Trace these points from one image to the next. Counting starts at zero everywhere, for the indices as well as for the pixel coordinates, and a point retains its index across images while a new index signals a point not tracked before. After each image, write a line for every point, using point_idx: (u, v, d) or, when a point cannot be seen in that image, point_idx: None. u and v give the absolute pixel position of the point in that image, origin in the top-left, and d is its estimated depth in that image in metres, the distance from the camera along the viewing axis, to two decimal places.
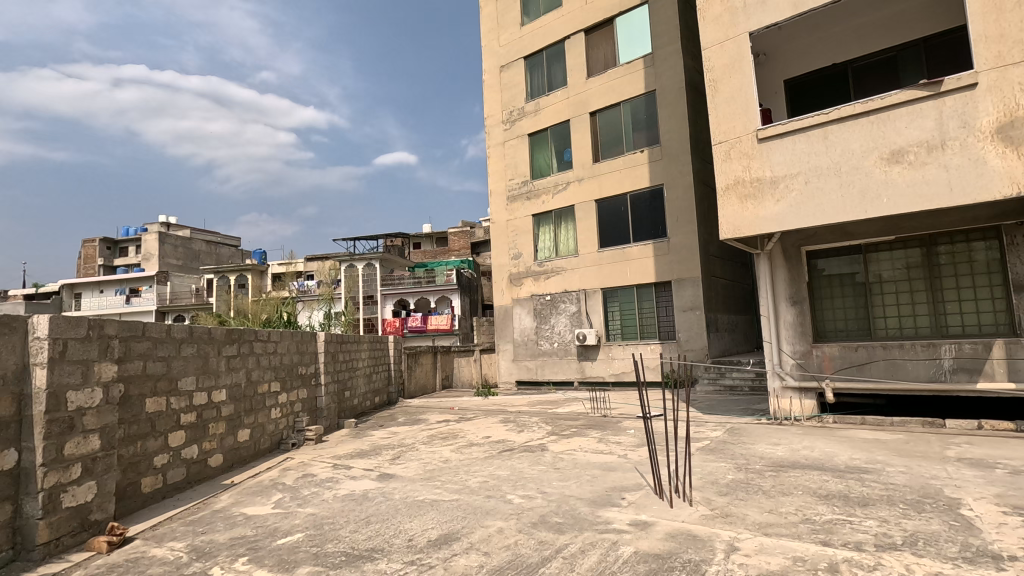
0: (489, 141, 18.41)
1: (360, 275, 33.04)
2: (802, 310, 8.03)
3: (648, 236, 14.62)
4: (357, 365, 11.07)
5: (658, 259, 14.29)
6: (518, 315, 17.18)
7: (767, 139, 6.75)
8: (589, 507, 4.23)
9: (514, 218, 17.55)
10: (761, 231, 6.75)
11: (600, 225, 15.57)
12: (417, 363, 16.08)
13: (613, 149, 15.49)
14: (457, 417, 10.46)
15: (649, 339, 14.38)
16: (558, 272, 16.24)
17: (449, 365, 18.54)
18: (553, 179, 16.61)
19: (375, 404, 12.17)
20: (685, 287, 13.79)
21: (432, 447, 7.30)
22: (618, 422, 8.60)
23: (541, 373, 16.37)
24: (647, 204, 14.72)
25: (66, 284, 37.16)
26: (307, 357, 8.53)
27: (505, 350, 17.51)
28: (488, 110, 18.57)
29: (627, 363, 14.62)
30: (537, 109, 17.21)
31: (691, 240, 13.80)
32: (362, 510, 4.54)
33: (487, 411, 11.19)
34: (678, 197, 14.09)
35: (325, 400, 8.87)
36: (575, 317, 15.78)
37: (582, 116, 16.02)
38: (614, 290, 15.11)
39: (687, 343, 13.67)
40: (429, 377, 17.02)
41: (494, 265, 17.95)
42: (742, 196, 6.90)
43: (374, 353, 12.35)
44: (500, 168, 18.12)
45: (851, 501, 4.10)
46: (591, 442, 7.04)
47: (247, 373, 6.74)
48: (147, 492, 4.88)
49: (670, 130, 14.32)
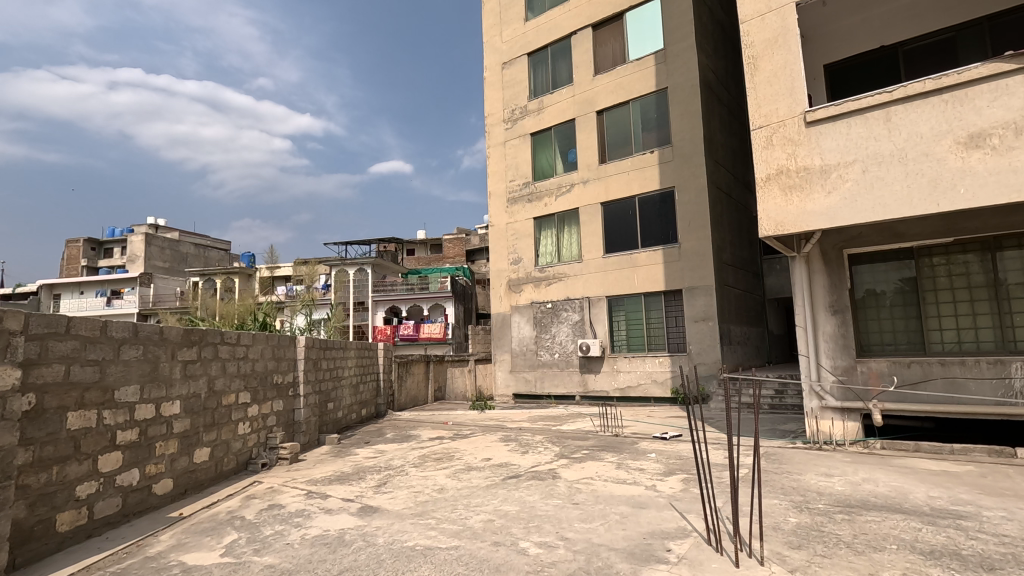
0: (489, 141, 17.58)
1: (351, 281, 32.00)
2: (844, 320, 7.12)
3: (657, 242, 13.77)
4: (342, 375, 10.07)
5: (668, 266, 13.42)
6: (516, 323, 16.23)
7: (816, 122, 5.89)
8: (630, 565, 3.27)
9: (514, 221, 16.67)
10: (808, 227, 5.87)
11: (606, 229, 14.71)
12: (408, 373, 15.07)
13: (621, 150, 14.67)
14: (452, 434, 9.45)
15: (657, 352, 13.45)
16: (560, 279, 15.35)
17: (442, 376, 17.53)
18: (556, 180, 15.77)
19: (361, 417, 11.15)
20: (697, 296, 12.91)
21: (425, 471, 6.32)
22: (634, 444, 7.66)
23: (541, 386, 15.40)
24: (656, 207, 13.88)
25: (46, 284, 35.87)
26: (284, 365, 7.52)
27: (503, 360, 16.51)
28: (488, 109, 17.75)
29: (633, 377, 13.69)
30: (540, 107, 16.40)
31: (704, 247, 12.95)
32: (335, 561, 3.54)
33: (484, 427, 10.19)
34: (690, 201, 13.26)
35: (304, 413, 7.85)
36: (577, 327, 14.86)
37: (589, 115, 15.22)
38: (620, 298, 14.22)
39: (698, 356, 12.77)
40: (421, 388, 15.99)
41: (492, 270, 17.06)
42: (786, 187, 6.03)
43: (361, 361, 11.36)
44: (500, 168, 17.26)
45: (971, 563, 3.17)
46: (609, 468, 6.08)
47: (210, 381, 5.75)
48: (64, 531, 3.87)
49: (682, 130, 13.54)
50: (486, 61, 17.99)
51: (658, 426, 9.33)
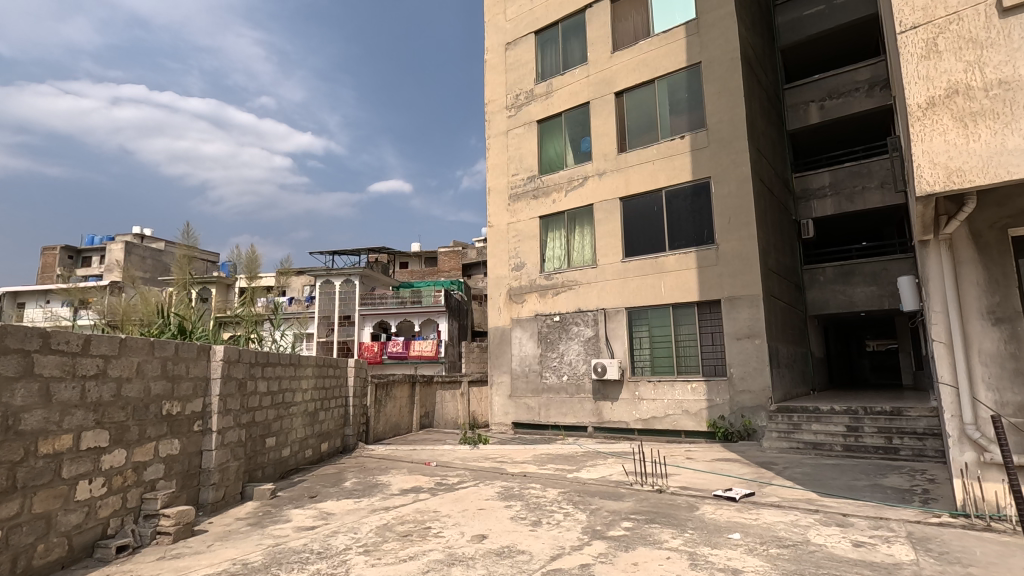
0: (489, 131, 15.44)
1: (337, 293, 29.59)
2: (1013, 334, 4.76)
3: (688, 243, 11.50)
4: (292, 401, 7.69)
5: (703, 272, 11.14)
6: (517, 339, 13.87)
7: (1018, 8, 3.65)
8: None
9: (516, 220, 14.42)
10: (1011, 175, 3.59)
11: (626, 229, 12.46)
12: (387, 396, 12.66)
13: (644, 136, 12.50)
14: (434, 482, 7.08)
15: (689, 376, 11.07)
16: (570, 287, 13.07)
17: (430, 400, 15.11)
18: (567, 173, 13.58)
19: (321, 453, 8.73)
20: (740, 309, 10.62)
21: (379, 565, 3.90)
22: (694, 511, 5.27)
23: (545, 414, 13.01)
24: (687, 203, 11.65)
25: (9, 292, 33.31)
26: (184, 389, 5.11)
27: (500, 383, 14.06)
28: (488, 95, 15.64)
29: (659, 407, 11.28)
30: (548, 91, 14.28)
31: (748, 249, 10.70)
32: None
33: (477, 472, 7.79)
34: (730, 194, 11.06)
35: (216, 458, 5.42)
36: (591, 345, 12.51)
37: (606, 97, 13.08)
38: (643, 310, 11.91)
39: (742, 382, 10.38)
40: (403, 415, 13.53)
41: (490, 277, 14.76)
42: (966, 115, 3.77)
43: (322, 382, 8.95)
44: (501, 161, 15.06)
45: None
46: (680, 567, 3.71)
47: (7, 413, 3.38)
48: None
49: (719, 111, 11.41)
50: (486, 43, 15.95)
51: (710, 476, 6.93)
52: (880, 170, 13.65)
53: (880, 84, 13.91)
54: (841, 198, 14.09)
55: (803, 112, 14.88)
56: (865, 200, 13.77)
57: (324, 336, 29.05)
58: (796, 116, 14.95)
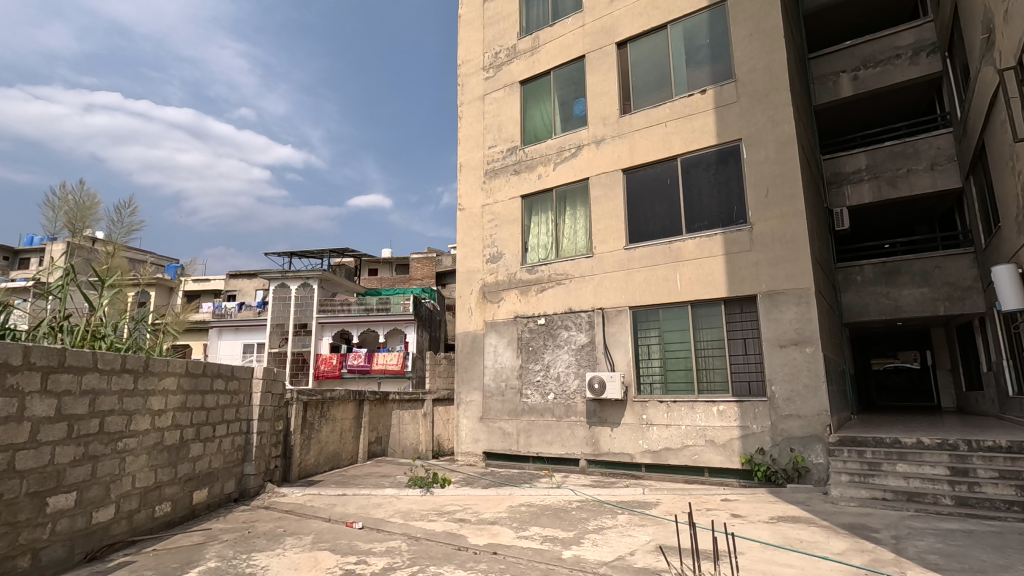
0: (462, 97, 12.86)
1: (293, 298, 26.44)
2: None
3: (711, 224, 8.98)
4: (123, 430, 4.81)
5: (732, 260, 8.60)
6: (491, 348, 11.12)
7: None
8: None
9: (493, 202, 11.79)
10: None
11: (629, 208, 9.90)
12: (320, 418, 9.77)
13: (654, 95, 10.04)
14: (342, 567, 4.30)
15: (713, 397, 8.45)
16: (559, 282, 10.42)
17: (383, 422, 12.23)
18: (556, 142, 11.02)
19: (191, 507, 5.82)
20: (784, 307, 8.07)
21: None
22: None
23: (524, 443, 10.25)
24: (710, 174, 9.14)
25: None
26: None
27: (470, 403, 11.25)
28: (463, 55, 13.07)
29: (675, 436, 8.62)
30: (534, 47, 11.76)
31: (794, 229, 8.20)
32: None
33: (419, 545, 4.99)
34: (767, 160, 8.59)
35: None
36: (584, 354, 9.84)
37: (605, 49, 10.62)
38: (653, 309, 9.31)
39: (788, 404, 7.79)
40: (343, 442, 10.60)
41: (459, 272, 12.06)
42: None
43: (201, 401, 6.05)
44: (475, 132, 12.46)
45: None
46: None
47: None
48: None
49: (752, 58, 8.97)
50: None
51: (797, 560, 4.26)
52: (929, 149, 11.41)
53: (927, 49, 11.72)
54: (882, 182, 11.80)
55: (833, 85, 12.57)
56: (911, 184, 11.50)
57: (276, 345, 25.88)
58: (824, 88, 12.66)
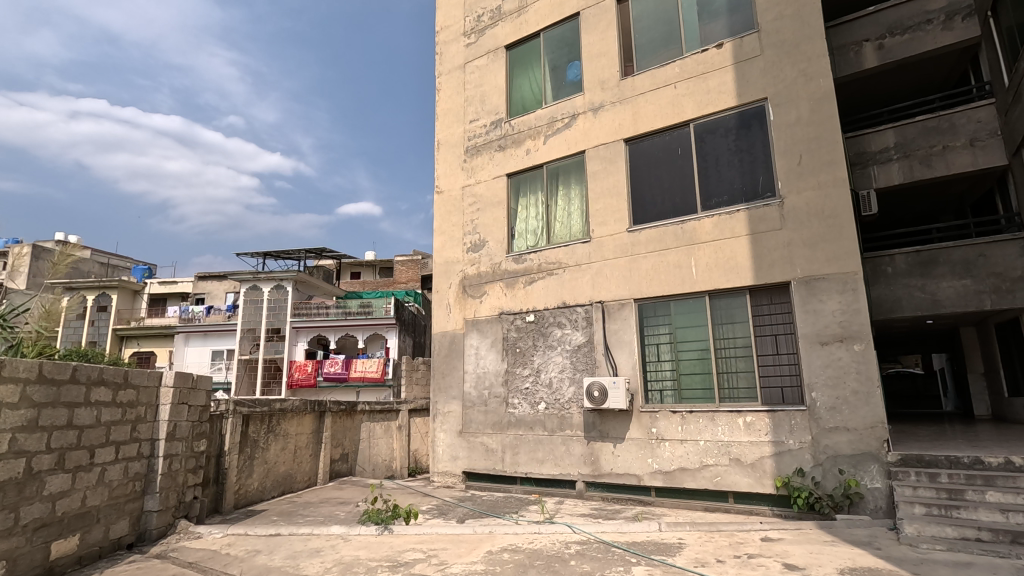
0: (440, 67, 11.39)
1: (266, 301, 24.75)
2: None
3: (732, 199, 7.55)
4: None
5: (759, 241, 7.17)
6: (472, 350, 9.59)
7: None
8: None
9: (474, 182, 10.30)
10: None
11: (633, 184, 8.45)
12: (268, 433, 8.15)
13: (660, 53, 8.62)
14: None
15: (737, 406, 6.97)
16: (551, 272, 8.93)
17: (350, 436, 10.63)
18: (546, 113, 9.57)
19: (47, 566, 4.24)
20: (825, 297, 6.62)
21: None
22: None
23: (510, 461, 8.71)
24: (729, 140, 7.72)
25: None
26: None
27: (447, 414, 9.68)
28: (441, 21, 11.60)
29: (692, 455, 7.11)
30: (521, 6, 10.31)
31: (835, 202, 6.76)
32: None
33: None
34: (799, 122, 7.17)
35: None
36: (580, 356, 8.33)
37: (603, 3, 9.19)
38: (662, 302, 7.84)
39: (833, 416, 6.32)
40: (297, 461, 8.99)
41: (437, 263, 10.53)
42: None
43: (68, 416, 4.48)
44: (455, 105, 10.97)
45: None
46: None
47: None
48: None
49: (779, 4, 7.57)
50: None
51: None
52: (967, 123, 10.08)
53: (962, 12, 10.43)
54: (913, 161, 10.42)
55: (854, 55, 11.24)
56: (947, 163, 10.15)
57: (247, 352, 24.20)
58: (845, 60, 11.34)
